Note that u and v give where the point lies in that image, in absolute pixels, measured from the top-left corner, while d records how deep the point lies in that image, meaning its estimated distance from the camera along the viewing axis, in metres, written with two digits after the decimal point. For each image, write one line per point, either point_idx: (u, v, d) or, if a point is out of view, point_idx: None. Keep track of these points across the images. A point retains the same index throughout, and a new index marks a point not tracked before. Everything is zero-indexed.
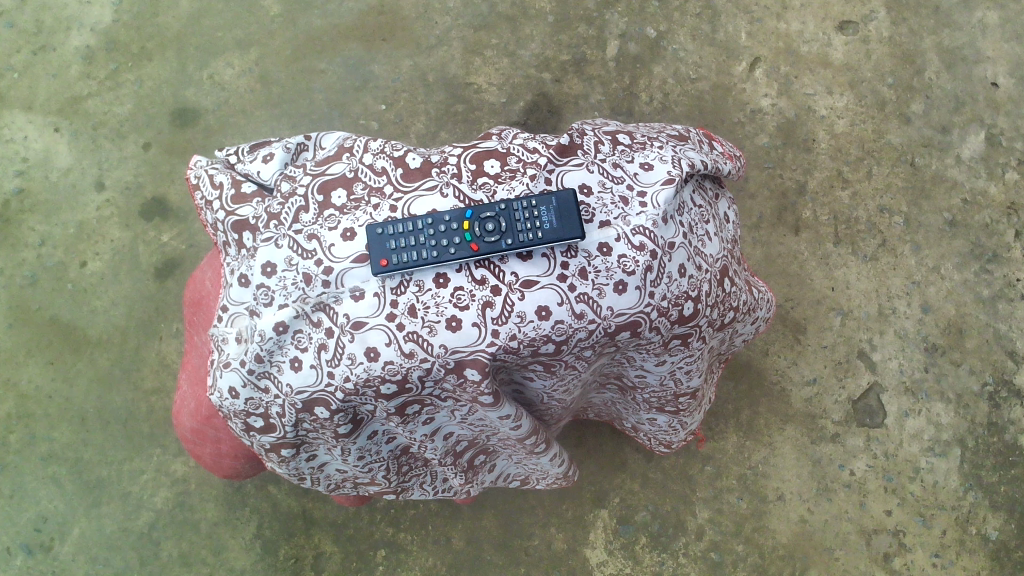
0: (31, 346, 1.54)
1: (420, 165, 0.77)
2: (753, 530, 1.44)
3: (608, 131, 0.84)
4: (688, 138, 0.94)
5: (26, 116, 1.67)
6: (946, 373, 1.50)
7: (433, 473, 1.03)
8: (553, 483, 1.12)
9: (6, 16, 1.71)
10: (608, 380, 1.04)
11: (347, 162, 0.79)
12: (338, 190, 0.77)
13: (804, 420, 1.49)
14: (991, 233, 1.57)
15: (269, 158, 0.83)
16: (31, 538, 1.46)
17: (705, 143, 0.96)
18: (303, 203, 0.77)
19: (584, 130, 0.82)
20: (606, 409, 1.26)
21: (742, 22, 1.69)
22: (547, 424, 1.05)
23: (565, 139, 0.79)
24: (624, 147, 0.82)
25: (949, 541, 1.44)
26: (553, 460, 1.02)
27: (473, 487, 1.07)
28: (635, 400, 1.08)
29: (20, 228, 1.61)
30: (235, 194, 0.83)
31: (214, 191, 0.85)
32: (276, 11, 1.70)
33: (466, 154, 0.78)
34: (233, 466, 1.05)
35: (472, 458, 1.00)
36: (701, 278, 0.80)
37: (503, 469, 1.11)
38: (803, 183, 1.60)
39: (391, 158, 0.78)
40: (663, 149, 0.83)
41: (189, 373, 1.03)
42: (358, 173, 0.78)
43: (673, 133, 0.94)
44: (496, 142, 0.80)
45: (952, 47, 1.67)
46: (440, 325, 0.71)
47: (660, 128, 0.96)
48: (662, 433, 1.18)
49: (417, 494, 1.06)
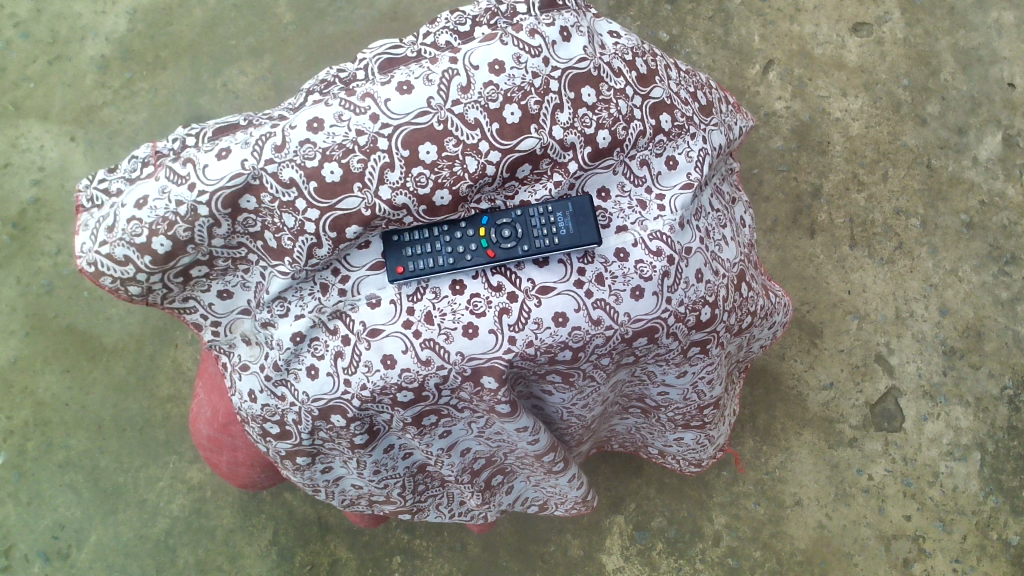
0: (48, 354, 1.55)
1: (449, 202, 0.71)
2: (771, 536, 1.43)
3: (650, 107, 0.78)
4: (713, 101, 0.87)
5: (43, 125, 1.68)
6: (965, 376, 1.49)
7: (450, 494, 1.03)
8: (572, 506, 1.12)
9: (22, 26, 1.72)
10: (629, 400, 1.03)
11: (361, 196, 0.69)
12: (354, 227, 0.70)
13: (822, 425, 1.48)
14: (1010, 234, 1.56)
15: (224, 154, 0.70)
16: (49, 546, 1.47)
17: (724, 106, 0.90)
18: (314, 239, 0.71)
19: (631, 114, 0.76)
20: (629, 436, 1.26)
21: (755, 25, 1.68)
22: (567, 444, 1.05)
23: (604, 140, 0.74)
24: (663, 137, 0.78)
25: (969, 546, 1.42)
26: (572, 481, 1.01)
27: (491, 510, 1.07)
28: (659, 420, 1.07)
29: (37, 237, 1.62)
30: (154, 259, 0.70)
31: (123, 268, 0.71)
32: (289, 19, 1.71)
33: (505, 161, 0.71)
34: (248, 475, 1.05)
35: (489, 478, 0.99)
36: (718, 284, 0.80)
37: (522, 491, 1.10)
38: (818, 186, 1.59)
39: (415, 194, 0.70)
40: (695, 137, 0.80)
41: (205, 381, 1.02)
42: (375, 210, 0.70)
43: (702, 91, 0.86)
44: (536, 134, 0.71)
45: (968, 48, 1.66)
46: (457, 332, 0.71)
47: (695, 81, 0.86)
48: (687, 451, 1.17)
49: (433, 516, 1.06)
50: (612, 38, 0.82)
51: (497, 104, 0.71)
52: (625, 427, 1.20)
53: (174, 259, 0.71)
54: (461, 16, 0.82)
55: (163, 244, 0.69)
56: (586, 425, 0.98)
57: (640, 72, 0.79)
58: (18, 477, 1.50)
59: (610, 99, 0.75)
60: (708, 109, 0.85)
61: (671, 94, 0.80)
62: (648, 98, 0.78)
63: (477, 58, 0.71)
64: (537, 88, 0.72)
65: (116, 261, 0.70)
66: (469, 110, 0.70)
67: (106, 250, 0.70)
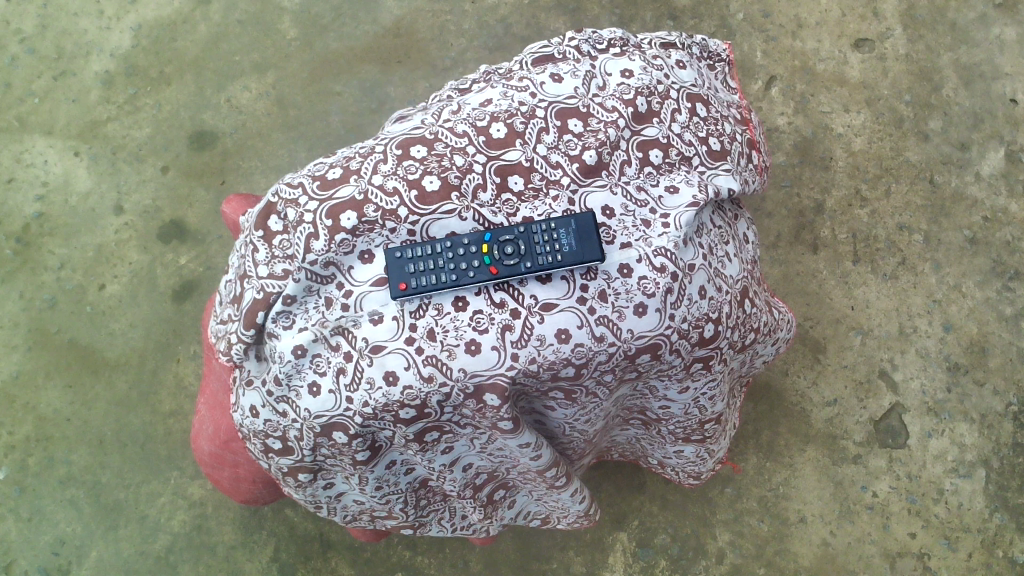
0: (51, 370, 1.55)
1: (438, 188, 0.74)
2: (775, 553, 1.42)
3: (642, 141, 0.81)
4: (730, 148, 0.88)
5: (47, 141, 1.68)
6: (969, 393, 1.49)
7: (452, 509, 1.02)
8: (575, 519, 1.11)
9: (28, 42, 1.73)
10: (630, 413, 1.03)
11: (355, 185, 0.76)
12: (348, 212, 0.74)
13: (826, 441, 1.47)
14: (1013, 250, 1.56)
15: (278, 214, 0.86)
16: (49, 562, 1.46)
17: (742, 156, 0.91)
18: (312, 229, 0.75)
19: (617, 142, 0.80)
20: (629, 446, 1.26)
21: (757, 41, 1.68)
22: (569, 458, 1.05)
23: (592, 157, 0.78)
24: (652, 169, 0.80)
25: (975, 564, 1.41)
26: (574, 495, 1.00)
27: (493, 524, 1.06)
28: (660, 433, 1.06)
29: (40, 252, 1.62)
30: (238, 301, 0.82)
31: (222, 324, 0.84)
32: (293, 35, 1.72)
33: (490, 164, 0.76)
34: (250, 491, 1.04)
35: (491, 493, 0.99)
36: (722, 300, 0.79)
37: (524, 505, 1.10)
38: (821, 202, 1.59)
39: (405, 179, 0.75)
40: (691, 173, 0.82)
41: (207, 398, 1.02)
42: (368, 195, 0.75)
43: (718, 137, 0.88)
44: (520, 149, 0.77)
45: (970, 64, 1.66)
46: (460, 348, 0.71)
47: (717, 128, 0.88)
48: (688, 464, 1.16)
49: (434, 530, 1.05)
50: (621, 78, 0.85)
51: (484, 122, 0.79)
52: (625, 438, 1.19)
53: (241, 298, 0.82)
54: (463, 80, 0.94)
55: (238, 286, 0.84)
56: (587, 439, 0.98)
57: (638, 110, 0.82)
58: (19, 493, 1.49)
59: (598, 129, 0.80)
60: (719, 154, 0.86)
61: (669, 131, 0.83)
62: (639, 135, 0.81)
63: (472, 100, 0.83)
64: (523, 112, 0.79)
65: (225, 323, 0.85)
66: (458, 125, 0.79)
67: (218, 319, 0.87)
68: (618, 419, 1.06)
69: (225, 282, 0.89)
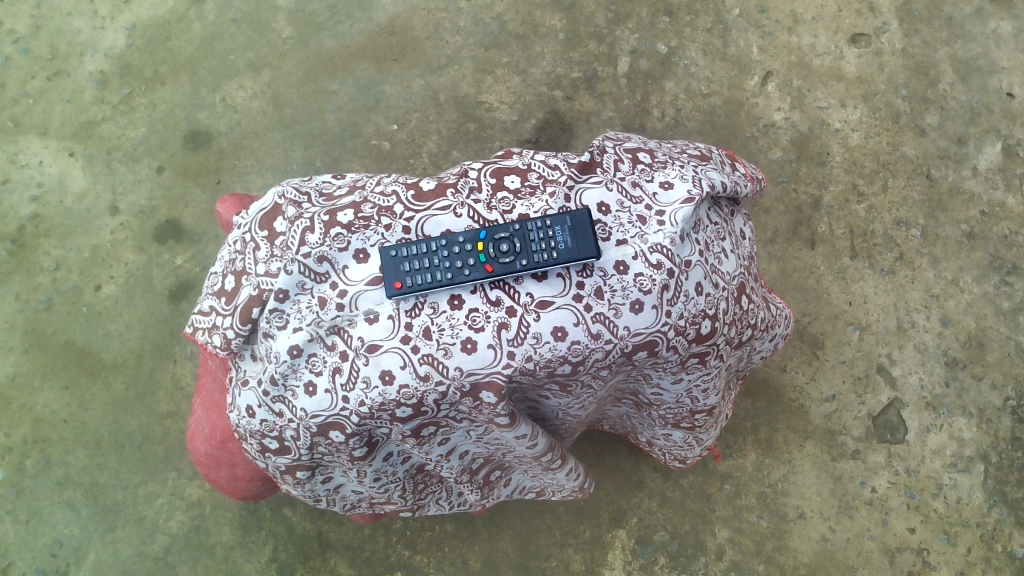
0: (46, 371, 1.55)
1: (434, 187, 0.77)
2: (774, 549, 1.42)
3: (629, 149, 0.84)
4: (709, 156, 0.92)
5: (41, 141, 1.68)
6: (968, 388, 1.49)
7: (449, 489, 1.03)
8: (569, 493, 1.12)
9: (21, 42, 1.73)
10: (623, 395, 1.02)
11: (358, 194, 0.79)
12: (345, 211, 0.76)
13: (825, 437, 1.47)
14: (1011, 244, 1.55)
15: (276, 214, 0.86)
16: (47, 564, 1.46)
17: (726, 164, 0.94)
18: (308, 224, 0.76)
19: (604, 148, 0.82)
20: (620, 422, 1.25)
21: (753, 36, 1.68)
22: (562, 437, 1.04)
23: (586, 157, 0.80)
24: (643, 166, 0.82)
25: (974, 559, 1.41)
26: (569, 474, 1.01)
27: (489, 501, 1.06)
28: (651, 416, 1.06)
29: (35, 253, 1.61)
30: (227, 298, 0.81)
31: (207, 317, 0.83)
32: (288, 34, 1.71)
33: (487, 169, 0.79)
34: (249, 489, 1.03)
35: (488, 474, 0.99)
36: (719, 297, 0.79)
37: (520, 482, 1.10)
38: (818, 198, 1.59)
39: (404, 183, 0.78)
40: (685, 169, 0.82)
41: (203, 398, 1.02)
42: (367, 198, 0.78)
43: (693, 150, 0.93)
44: (517, 160, 0.81)
45: (966, 58, 1.66)
46: (455, 347, 0.71)
47: (683, 146, 0.93)
48: (676, 448, 1.16)
49: (433, 510, 1.05)
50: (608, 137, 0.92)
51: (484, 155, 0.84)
52: (616, 414, 1.18)
53: (236, 294, 0.80)
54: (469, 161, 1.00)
55: (231, 281, 0.82)
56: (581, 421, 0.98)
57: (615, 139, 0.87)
58: (17, 495, 1.49)
59: None
60: (700, 159, 0.90)
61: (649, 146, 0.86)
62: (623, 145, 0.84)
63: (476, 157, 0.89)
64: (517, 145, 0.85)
65: (205, 312, 0.84)
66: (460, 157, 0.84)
67: (196, 308, 0.85)
68: (611, 400, 1.06)
69: (211, 273, 0.87)
